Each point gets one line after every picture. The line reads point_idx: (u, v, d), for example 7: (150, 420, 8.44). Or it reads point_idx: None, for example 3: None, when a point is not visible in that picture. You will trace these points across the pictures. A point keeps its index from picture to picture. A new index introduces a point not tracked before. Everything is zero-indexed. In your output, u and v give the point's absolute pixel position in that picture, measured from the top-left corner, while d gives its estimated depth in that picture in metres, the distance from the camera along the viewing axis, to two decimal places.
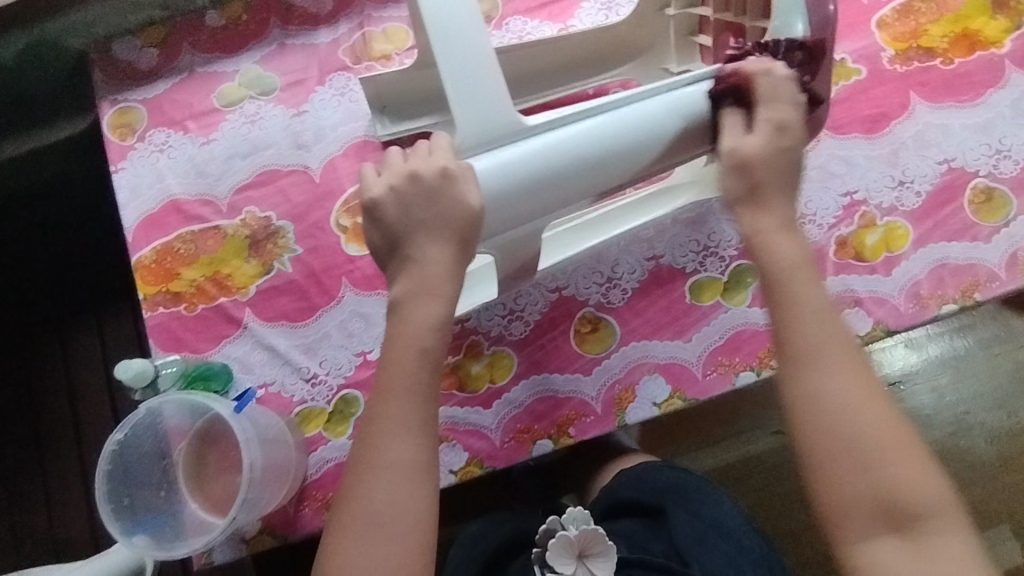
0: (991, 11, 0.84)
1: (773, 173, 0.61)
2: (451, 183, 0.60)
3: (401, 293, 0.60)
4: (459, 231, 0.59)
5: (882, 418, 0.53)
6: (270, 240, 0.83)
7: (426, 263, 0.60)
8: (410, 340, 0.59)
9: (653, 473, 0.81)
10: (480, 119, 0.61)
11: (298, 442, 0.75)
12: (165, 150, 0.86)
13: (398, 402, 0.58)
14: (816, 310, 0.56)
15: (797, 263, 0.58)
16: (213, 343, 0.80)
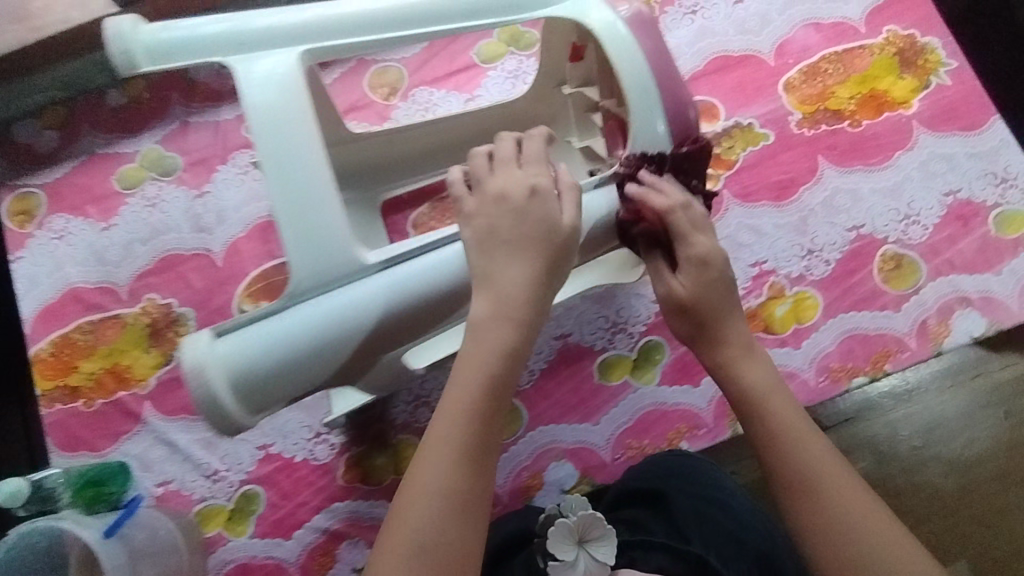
0: (899, 70, 0.83)
1: (716, 292, 0.56)
2: (543, 202, 0.52)
3: (480, 315, 0.49)
4: (549, 254, 0.51)
5: (879, 521, 0.48)
6: (171, 329, 0.81)
7: (510, 281, 0.50)
8: (482, 362, 0.48)
9: (656, 461, 0.71)
10: (311, 261, 0.46)
11: (196, 544, 0.74)
12: (65, 238, 0.84)
13: (452, 423, 0.47)
14: (797, 425, 0.53)
15: (769, 384, 0.55)
16: (110, 440, 0.78)
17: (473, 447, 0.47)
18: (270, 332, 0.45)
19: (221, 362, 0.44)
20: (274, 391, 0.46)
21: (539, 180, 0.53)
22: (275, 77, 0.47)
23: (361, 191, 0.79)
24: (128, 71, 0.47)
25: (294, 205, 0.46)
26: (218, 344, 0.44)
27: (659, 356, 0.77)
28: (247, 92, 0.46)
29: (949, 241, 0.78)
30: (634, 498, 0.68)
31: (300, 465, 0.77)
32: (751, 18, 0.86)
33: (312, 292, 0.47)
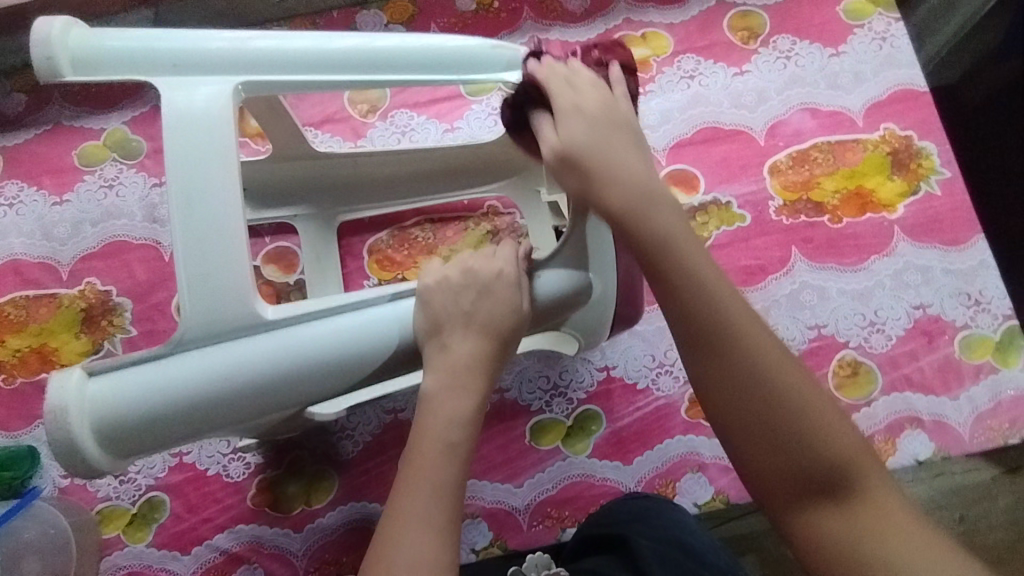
0: (889, 171, 0.81)
1: (592, 131, 0.54)
2: (508, 284, 0.54)
3: (433, 386, 0.51)
4: (503, 333, 0.53)
5: (832, 416, 0.44)
6: (106, 317, 0.78)
7: (463, 358, 0.51)
8: (437, 431, 0.49)
9: (616, 505, 0.66)
10: (208, 310, 0.49)
11: (90, 545, 0.71)
12: (15, 206, 0.82)
13: (425, 494, 0.46)
14: (751, 320, 0.46)
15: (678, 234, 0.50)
16: (25, 422, 0.75)
17: (440, 517, 0.46)
18: (147, 379, 0.47)
19: (91, 407, 0.46)
20: (142, 438, 0.48)
21: (503, 262, 0.55)
22: (210, 105, 0.51)
23: (320, 209, 0.78)
24: (55, 79, 0.52)
25: (198, 243, 0.49)
26: (89, 384, 0.47)
27: (595, 427, 0.75)
28: (174, 134, 0.50)
29: (910, 356, 0.75)
30: (597, 546, 0.62)
31: (211, 480, 0.74)
32: (749, 93, 0.83)
33: (199, 342, 0.48)
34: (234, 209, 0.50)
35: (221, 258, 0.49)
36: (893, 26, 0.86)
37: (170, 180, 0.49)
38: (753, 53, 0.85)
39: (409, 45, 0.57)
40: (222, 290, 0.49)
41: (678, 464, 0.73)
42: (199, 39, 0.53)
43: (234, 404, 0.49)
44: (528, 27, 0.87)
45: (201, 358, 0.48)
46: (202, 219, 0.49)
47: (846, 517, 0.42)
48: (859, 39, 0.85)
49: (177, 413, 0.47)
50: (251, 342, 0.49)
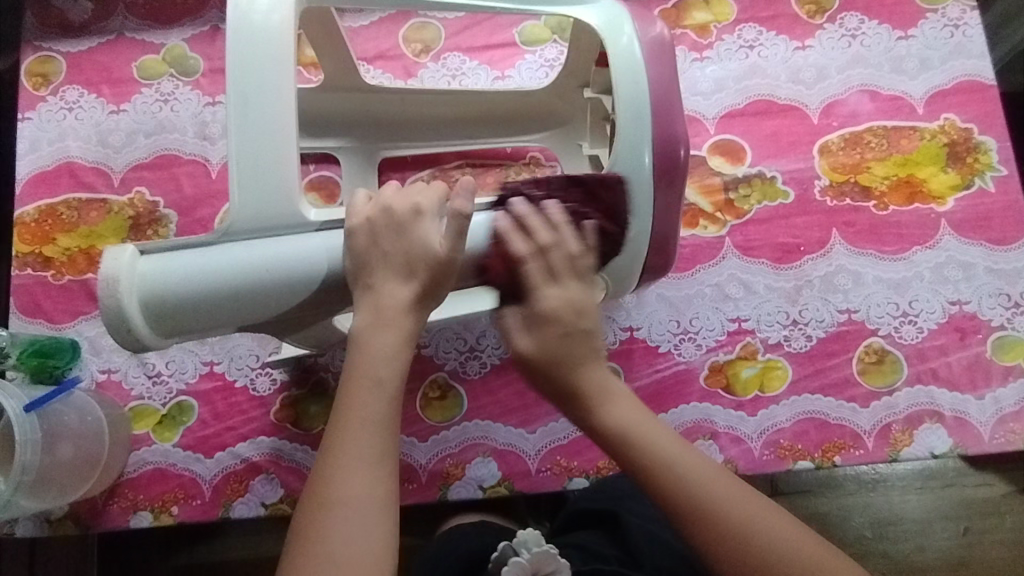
0: (944, 163, 0.79)
1: (562, 348, 0.52)
2: (423, 221, 0.52)
3: (361, 326, 0.50)
4: (422, 272, 0.51)
5: (742, 496, 0.49)
6: (152, 226, 0.81)
7: (390, 298, 0.50)
8: (366, 369, 0.49)
9: (608, 481, 0.70)
10: (256, 206, 0.51)
11: (121, 438, 0.75)
12: (75, 110, 0.84)
13: (358, 430, 0.48)
14: (636, 423, 0.52)
15: (635, 424, 0.52)
16: (69, 317, 0.79)
17: (376, 450, 0.48)
18: (194, 264, 0.50)
19: (141, 282, 0.50)
20: (181, 317, 0.51)
21: (423, 197, 0.53)
22: (270, 13, 0.52)
23: (364, 142, 0.80)
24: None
25: (251, 138, 0.51)
26: (140, 260, 0.51)
27: None
28: (235, 42, 0.52)
29: (939, 351, 0.74)
30: (589, 519, 0.67)
31: (238, 392, 0.77)
32: (808, 69, 0.82)
33: (244, 234, 0.51)
34: (287, 115, 0.52)
35: (274, 162, 0.51)
36: (968, 14, 0.82)
37: (229, 88, 0.51)
38: (818, 28, 0.83)
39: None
40: (269, 187, 0.51)
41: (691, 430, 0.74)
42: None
43: (271, 297, 0.52)
44: None
45: (244, 249, 0.51)
46: (255, 113, 0.51)
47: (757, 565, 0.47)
48: (931, 25, 0.82)
49: (214, 297, 0.51)
50: (290, 242, 0.52)
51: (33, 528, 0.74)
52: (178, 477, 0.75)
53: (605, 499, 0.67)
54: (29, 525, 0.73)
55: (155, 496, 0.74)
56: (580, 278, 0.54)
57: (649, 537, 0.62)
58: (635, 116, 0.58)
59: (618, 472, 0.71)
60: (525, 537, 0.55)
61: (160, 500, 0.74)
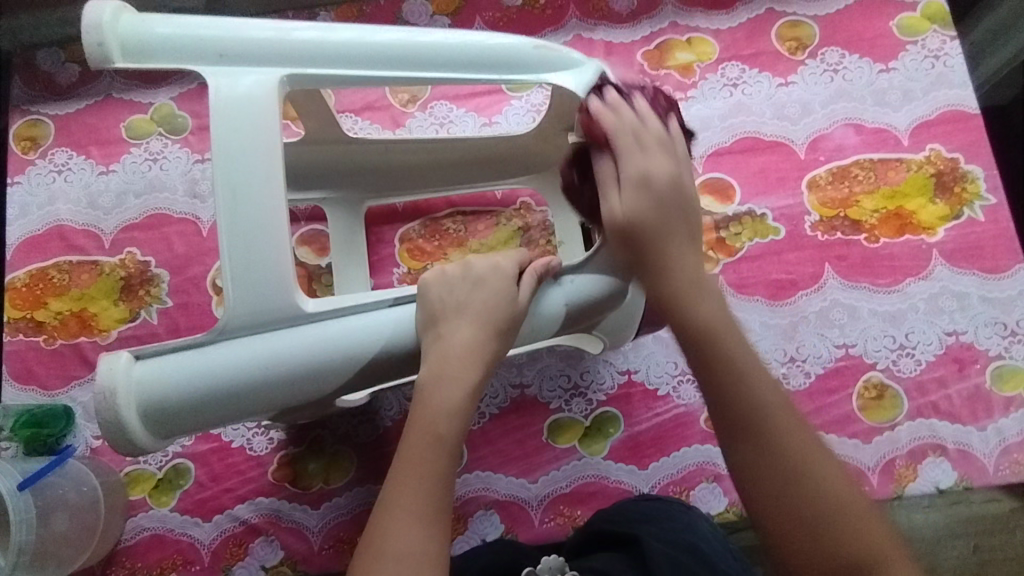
0: (932, 193, 0.79)
1: (656, 210, 0.56)
2: (504, 279, 0.55)
3: (426, 374, 0.52)
4: (494, 324, 0.54)
5: (766, 386, 0.50)
6: (144, 286, 0.81)
7: (453, 347, 0.52)
8: (427, 424, 0.50)
9: (625, 507, 0.67)
10: (250, 301, 0.51)
11: (117, 505, 0.74)
12: (63, 173, 0.84)
13: (414, 481, 0.48)
14: (721, 316, 0.53)
15: (694, 282, 0.55)
16: (62, 382, 0.78)
17: (431, 502, 0.47)
18: (191, 366, 0.51)
19: (137, 388, 0.50)
20: (182, 418, 0.52)
21: (503, 259, 0.57)
22: (255, 93, 0.53)
23: (352, 195, 0.80)
24: (105, 64, 0.53)
25: (243, 233, 0.51)
26: (135, 367, 0.51)
27: (612, 429, 0.75)
28: (220, 130, 0.52)
29: (939, 383, 0.74)
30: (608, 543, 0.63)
31: (235, 452, 0.76)
32: (792, 105, 0.82)
33: (240, 331, 0.52)
34: (275, 204, 0.52)
35: (263, 252, 0.51)
36: (948, 44, 0.83)
37: (215, 179, 0.51)
38: (800, 64, 0.84)
39: (466, 42, 0.58)
40: (263, 282, 0.51)
41: (694, 473, 0.73)
42: (243, 28, 0.54)
43: (267, 391, 0.52)
44: (572, 25, 0.87)
45: (241, 346, 0.51)
46: (246, 209, 0.51)
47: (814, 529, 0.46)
48: (911, 56, 0.83)
49: (213, 397, 0.51)
50: (284, 335, 0.52)
51: None
52: (175, 544, 0.73)
53: (622, 523, 0.64)
54: None
55: (153, 563, 0.73)
56: (690, 216, 0.56)
57: (670, 560, 0.57)
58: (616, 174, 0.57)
59: (638, 500, 0.69)
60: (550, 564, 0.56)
61: (158, 567, 0.73)
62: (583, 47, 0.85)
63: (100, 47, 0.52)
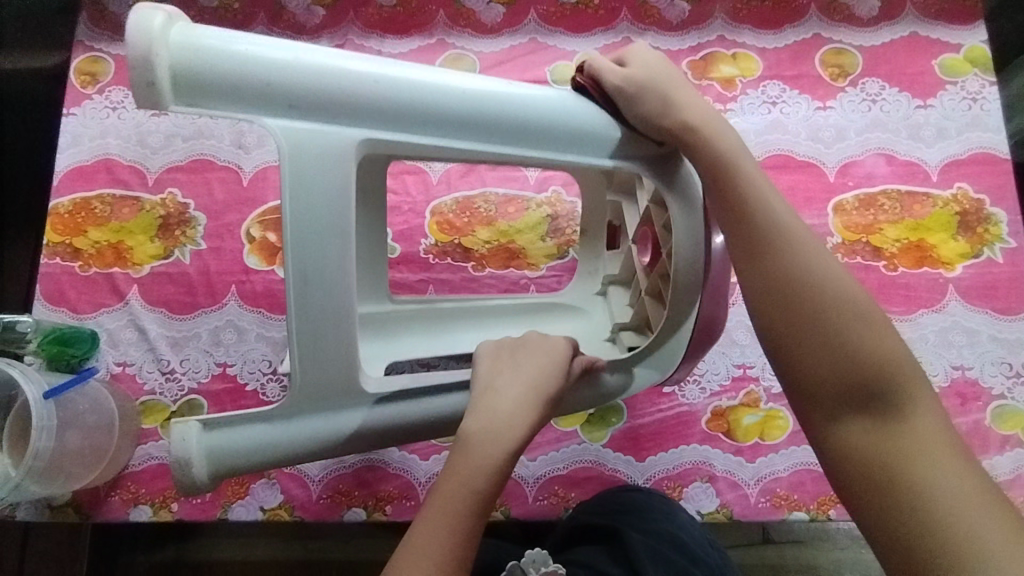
0: (954, 230, 0.81)
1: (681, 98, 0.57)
2: (552, 350, 0.60)
3: (472, 427, 0.54)
4: (544, 390, 0.57)
5: (847, 297, 0.49)
6: (180, 227, 0.84)
7: (503, 403, 0.55)
8: (447, 497, 0.50)
9: (611, 497, 0.69)
10: (322, 378, 0.54)
11: (130, 431, 0.76)
12: (118, 110, 0.88)
13: (437, 523, 0.49)
14: (757, 172, 0.55)
15: (791, 231, 0.52)
16: (91, 308, 0.81)
17: (453, 550, 0.48)
18: (259, 438, 0.54)
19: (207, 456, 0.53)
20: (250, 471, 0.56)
21: (555, 339, 0.61)
22: (332, 150, 0.50)
23: None
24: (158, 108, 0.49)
25: (314, 316, 0.52)
26: (205, 436, 0.53)
27: (614, 419, 0.77)
28: (299, 200, 0.50)
29: None
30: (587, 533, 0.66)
31: (248, 395, 0.78)
32: (828, 129, 0.84)
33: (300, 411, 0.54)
34: (348, 285, 0.52)
35: (335, 334, 0.53)
36: (986, 88, 0.85)
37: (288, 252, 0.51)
38: (839, 90, 0.85)
39: (549, 121, 0.55)
40: (330, 363, 0.53)
41: (689, 470, 0.75)
42: (310, 61, 0.50)
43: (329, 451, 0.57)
44: (623, 28, 0.89)
45: (305, 422, 0.55)
46: (319, 284, 0.51)
47: (887, 433, 0.46)
48: (949, 96, 0.85)
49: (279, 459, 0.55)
50: (346, 410, 0.55)
51: (34, 513, 0.75)
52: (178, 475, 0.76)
53: (606, 514, 0.66)
54: (31, 509, 0.75)
55: (157, 491, 0.75)
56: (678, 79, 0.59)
57: (652, 555, 0.61)
58: (686, 285, 0.60)
59: (624, 489, 0.71)
60: (535, 557, 0.58)
61: (161, 495, 0.75)
62: None
63: (153, 84, 0.48)
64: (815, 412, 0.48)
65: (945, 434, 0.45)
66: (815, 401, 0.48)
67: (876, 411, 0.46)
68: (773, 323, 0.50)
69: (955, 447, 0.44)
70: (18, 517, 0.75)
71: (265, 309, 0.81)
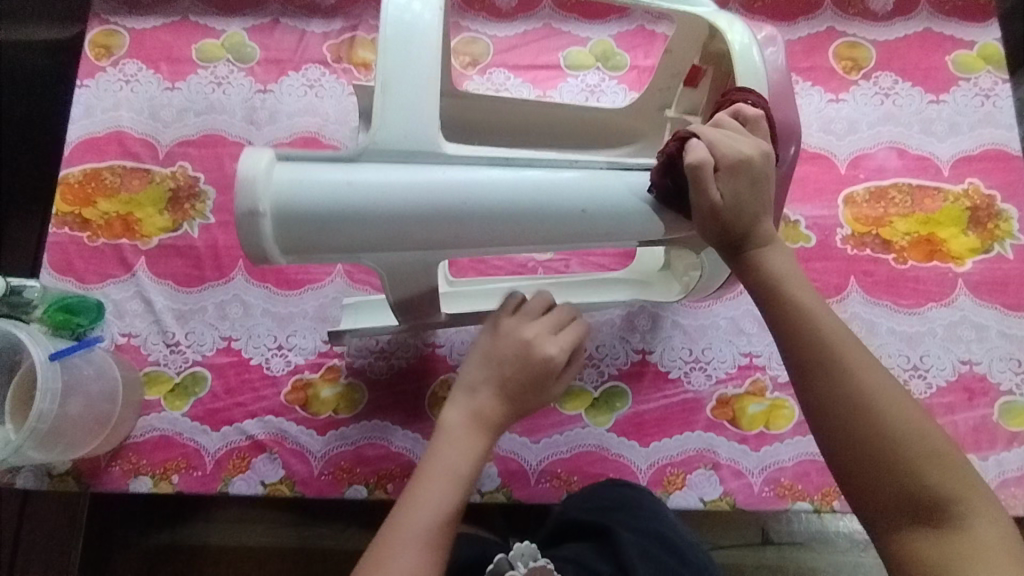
0: (965, 225, 0.80)
1: (754, 196, 0.55)
2: (536, 359, 0.63)
3: (455, 424, 0.62)
4: (517, 398, 0.64)
5: (899, 406, 0.51)
6: (190, 201, 0.84)
7: (482, 413, 0.62)
8: (448, 463, 0.59)
9: (596, 490, 0.69)
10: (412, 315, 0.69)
11: (133, 402, 0.76)
12: (131, 83, 0.88)
13: (406, 541, 0.54)
14: (791, 273, 0.56)
15: (840, 342, 0.53)
16: (98, 278, 0.81)
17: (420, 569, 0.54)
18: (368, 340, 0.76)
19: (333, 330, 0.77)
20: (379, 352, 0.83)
21: (545, 342, 0.64)
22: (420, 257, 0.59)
23: None
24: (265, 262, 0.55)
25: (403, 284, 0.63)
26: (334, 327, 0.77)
27: (619, 404, 0.76)
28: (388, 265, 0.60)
29: (948, 408, 0.75)
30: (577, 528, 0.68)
31: (253, 369, 0.78)
32: (840, 121, 0.84)
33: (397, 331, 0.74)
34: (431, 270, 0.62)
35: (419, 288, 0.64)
36: (999, 86, 0.85)
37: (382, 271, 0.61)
38: (852, 83, 0.85)
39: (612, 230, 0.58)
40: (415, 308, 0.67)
41: (693, 458, 0.74)
42: (386, 187, 0.54)
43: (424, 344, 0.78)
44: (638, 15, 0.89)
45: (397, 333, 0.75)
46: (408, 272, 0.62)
47: (949, 543, 0.48)
48: (962, 92, 0.85)
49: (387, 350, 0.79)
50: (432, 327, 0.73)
51: (33, 481, 0.75)
52: (178, 447, 0.75)
53: (594, 510, 0.67)
54: (31, 477, 0.75)
55: (158, 463, 0.75)
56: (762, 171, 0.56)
57: (640, 551, 0.64)
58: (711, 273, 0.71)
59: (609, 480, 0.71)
60: (523, 550, 0.61)
61: (161, 467, 0.75)
62: (644, 39, 0.88)
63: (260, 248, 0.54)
64: (880, 526, 0.50)
65: (1003, 541, 0.48)
66: (879, 518, 0.50)
67: (936, 523, 0.49)
68: (832, 443, 0.52)
69: (1013, 557, 0.48)
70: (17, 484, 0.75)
71: (272, 284, 0.81)
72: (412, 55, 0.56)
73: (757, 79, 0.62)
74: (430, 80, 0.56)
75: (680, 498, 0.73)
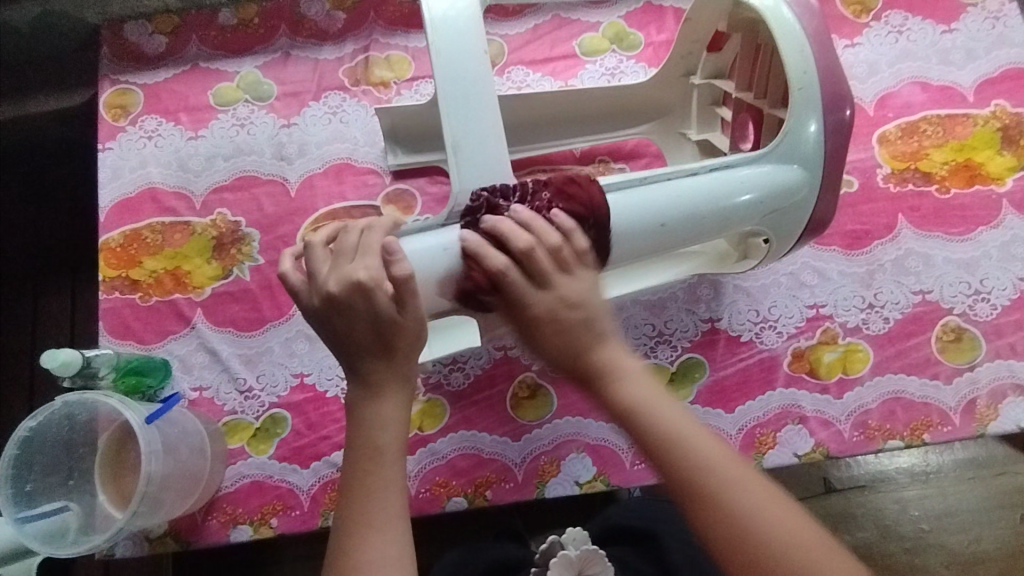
0: (999, 146, 0.82)
1: (557, 337, 0.54)
2: (365, 293, 0.52)
3: (353, 400, 0.54)
4: (397, 334, 0.54)
5: (753, 484, 0.50)
6: (235, 245, 0.83)
7: (367, 372, 0.54)
8: (369, 439, 0.53)
9: (640, 504, 0.70)
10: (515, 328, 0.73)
11: (218, 453, 0.75)
12: (154, 138, 0.87)
13: (369, 500, 0.51)
14: (613, 355, 0.55)
15: (687, 430, 0.52)
16: (159, 337, 0.80)
17: (389, 517, 0.51)
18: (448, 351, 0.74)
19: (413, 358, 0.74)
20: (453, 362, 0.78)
21: (363, 271, 0.53)
22: None
23: None
24: None
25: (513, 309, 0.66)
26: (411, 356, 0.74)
27: (699, 374, 0.77)
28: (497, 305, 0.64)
29: (1014, 326, 0.77)
30: (623, 536, 0.67)
31: (330, 401, 0.78)
32: (860, 64, 0.85)
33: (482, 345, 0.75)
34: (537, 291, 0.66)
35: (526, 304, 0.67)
36: (1007, 6, 0.86)
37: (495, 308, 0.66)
38: (865, 26, 0.87)
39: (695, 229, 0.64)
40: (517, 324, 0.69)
41: (780, 415, 0.75)
42: None
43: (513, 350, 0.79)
44: None
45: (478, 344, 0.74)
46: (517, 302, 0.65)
47: None
48: (973, 17, 0.86)
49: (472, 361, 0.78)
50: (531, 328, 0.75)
51: (133, 548, 0.75)
52: (272, 490, 0.75)
53: (641, 517, 0.68)
54: (130, 545, 0.74)
55: (255, 509, 0.75)
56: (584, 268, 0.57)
57: (687, 559, 0.62)
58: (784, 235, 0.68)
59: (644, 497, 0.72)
60: (574, 535, 0.63)
61: (260, 512, 0.75)
62: (654, 14, 0.89)
63: None
64: None
65: None
66: None
67: None
68: (723, 551, 0.48)
69: None
70: (117, 554, 0.75)
71: None
72: (472, 104, 0.58)
73: (804, 59, 0.62)
74: (493, 126, 0.59)
75: (775, 457, 0.74)
